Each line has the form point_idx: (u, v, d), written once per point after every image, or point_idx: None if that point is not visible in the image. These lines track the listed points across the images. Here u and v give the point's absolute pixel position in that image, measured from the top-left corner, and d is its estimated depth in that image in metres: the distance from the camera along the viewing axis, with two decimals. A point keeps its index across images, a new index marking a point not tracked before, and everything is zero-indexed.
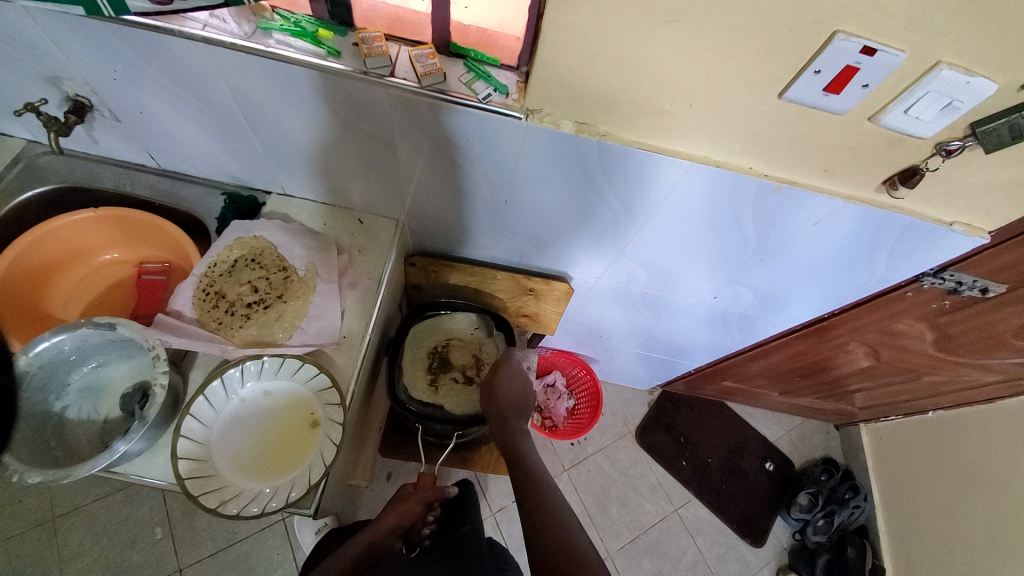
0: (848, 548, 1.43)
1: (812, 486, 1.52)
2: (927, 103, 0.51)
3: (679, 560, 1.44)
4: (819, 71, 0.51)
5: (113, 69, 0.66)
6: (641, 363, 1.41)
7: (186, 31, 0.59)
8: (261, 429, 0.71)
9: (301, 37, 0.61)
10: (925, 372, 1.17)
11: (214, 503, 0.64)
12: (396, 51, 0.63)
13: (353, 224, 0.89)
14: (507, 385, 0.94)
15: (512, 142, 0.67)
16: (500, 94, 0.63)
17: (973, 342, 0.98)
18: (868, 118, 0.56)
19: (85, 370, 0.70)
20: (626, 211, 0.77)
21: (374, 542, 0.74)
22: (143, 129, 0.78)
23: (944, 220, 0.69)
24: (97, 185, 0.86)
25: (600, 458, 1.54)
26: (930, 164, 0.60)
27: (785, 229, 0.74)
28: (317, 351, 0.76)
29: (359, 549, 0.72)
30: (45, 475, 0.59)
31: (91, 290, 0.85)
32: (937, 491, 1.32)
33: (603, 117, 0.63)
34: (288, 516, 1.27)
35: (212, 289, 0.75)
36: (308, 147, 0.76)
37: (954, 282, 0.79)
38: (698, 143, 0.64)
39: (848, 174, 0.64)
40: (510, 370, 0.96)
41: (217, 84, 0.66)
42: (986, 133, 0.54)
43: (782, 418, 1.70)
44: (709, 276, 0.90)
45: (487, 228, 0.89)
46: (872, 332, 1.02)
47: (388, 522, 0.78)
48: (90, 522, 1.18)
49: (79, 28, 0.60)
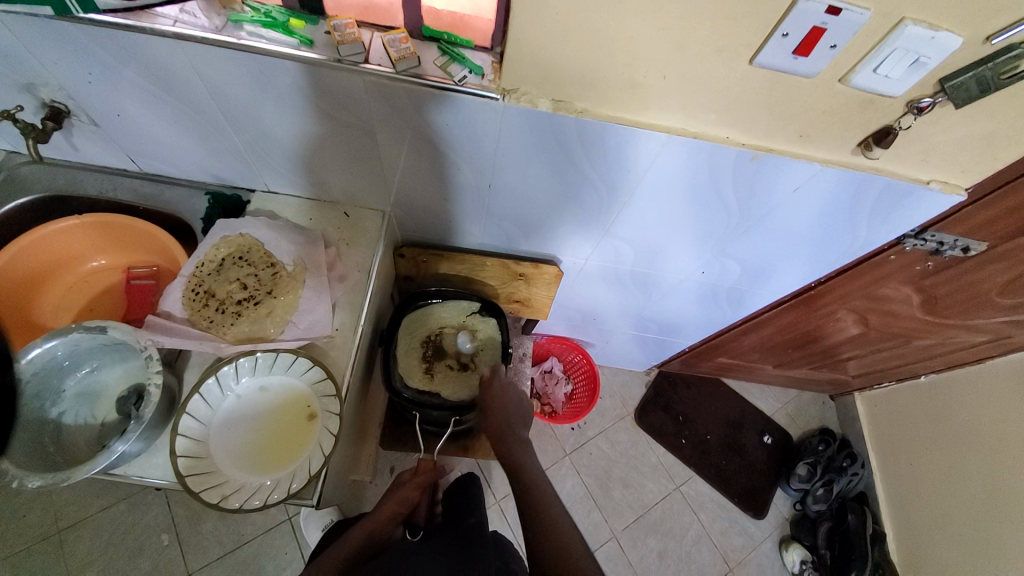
0: (849, 516, 1.44)
1: (810, 456, 1.53)
2: (894, 61, 0.52)
3: (684, 535, 1.46)
4: (787, 34, 0.51)
5: (86, 72, 0.66)
6: (636, 343, 1.42)
7: (156, 27, 0.58)
8: (260, 423, 0.72)
9: (272, 27, 0.60)
10: (914, 336, 1.18)
11: (215, 498, 0.65)
12: (370, 38, 0.63)
13: (340, 218, 0.89)
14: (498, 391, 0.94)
15: (491, 124, 0.68)
16: (475, 76, 0.63)
17: (959, 303, 1.00)
18: (839, 79, 0.57)
19: (79, 375, 0.71)
20: (610, 189, 0.77)
21: (373, 532, 0.76)
22: (122, 132, 0.78)
23: (921, 179, 0.70)
24: (80, 193, 0.86)
25: (600, 441, 1.55)
26: (903, 123, 0.61)
27: (767, 198, 0.75)
28: (310, 344, 0.77)
29: (359, 537, 0.74)
30: (45, 479, 0.60)
31: (80, 298, 0.85)
32: (932, 452, 1.35)
33: (580, 93, 0.63)
34: (293, 515, 1.27)
35: (201, 289, 0.75)
36: (288, 141, 0.76)
37: (936, 243, 0.81)
38: (674, 115, 0.64)
39: (824, 139, 0.65)
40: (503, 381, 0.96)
41: (191, 81, 0.66)
42: (954, 87, 0.55)
43: (778, 392, 1.72)
44: (695, 250, 0.91)
45: (473, 214, 0.90)
46: (860, 298, 1.03)
47: (387, 510, 0.80)
48: (95, 533, 1.18)
49: (48, 31, 0.60)
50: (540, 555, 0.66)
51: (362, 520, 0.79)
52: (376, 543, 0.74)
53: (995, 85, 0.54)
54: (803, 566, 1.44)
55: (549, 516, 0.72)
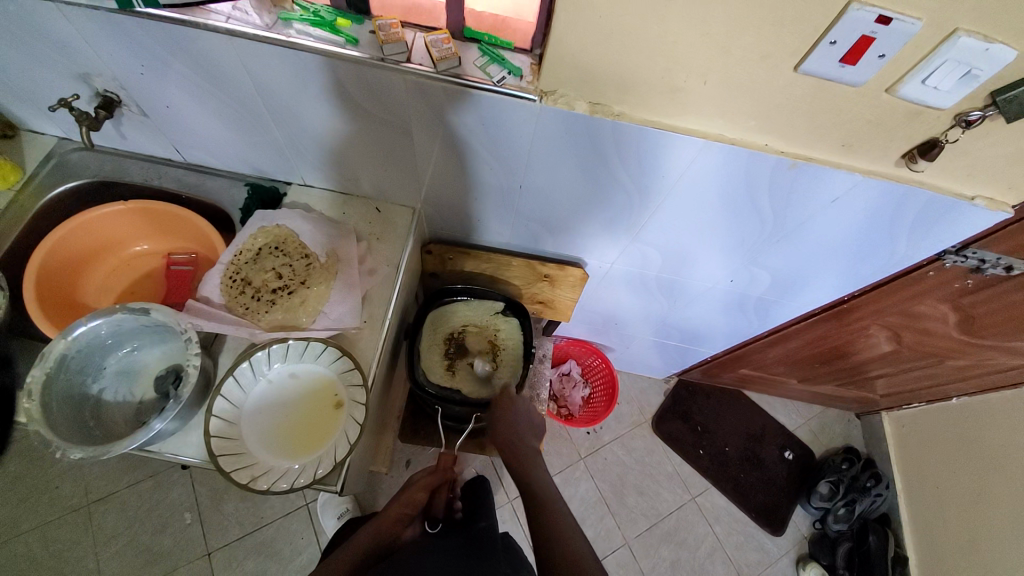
0: (870, 536, 1.43)
1: (832, 475, 1.48)
2: (945, 72, 0.51)
3: (697, 547, 1.44)
4: (834, 43, 0.50)
5: (141, 64, 0.69)
6: (657, 350, 1.41)
7: (211, 23, 0.61)
8: (289, 409, 0.73)
9: (320, 26, 0.62)
10: (949, 356, 1.15)
11: (245, 478, 0.67)
12: (413, 38, 0.65)
13: (372, 213, 0.91)
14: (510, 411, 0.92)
15: (527, 125, 0.68)
16: (514, 77, 0.64)
17: (998, 323, 0.96)
18: (886, 89, 0.56)
19: (121, 354, 0.74)
20: (641, 192, 0.77)
21: (381, 535, 0.75)
22: (169, 122, 0.81)
23: (965, 194, 0.68)
24: (127, 179, 0.89)
25: (616, 446, 1.54)
26: (949, 137, 0.59)
27: (802, 208, 0.74)
28: (339, 334, 0.78)
29: (368, 542, 0.73)
30: (86, 451, 0.62)
31: (122, 280, 0.89)
32: (962, 478, 1.30)
33: (617, 97, 0.63)
34: (311, 502, 1.30)
35: (238, 276, 0.78)
36: (326, 136, 0.78)
37: (976, 261, 0.78)
38: (712, 121, 0.64)
39: (865, 149, 0.64)
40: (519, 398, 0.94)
41: (239, 76, 0.68)
42: (1006, 101, 0.53)
43: (801, 407, 1.69)
44: (724, 259, 0.90)
45: (502, 214, 0.91)
46: (894, 315, 1.00)
47: (392, 513, 0.78)
48: (122, 508, 1.22)
49: (109, 24, 0.63)
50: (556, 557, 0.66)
51: (374, 519, 0.78)
52: (385, 547, 0.74)
53: None
54: None
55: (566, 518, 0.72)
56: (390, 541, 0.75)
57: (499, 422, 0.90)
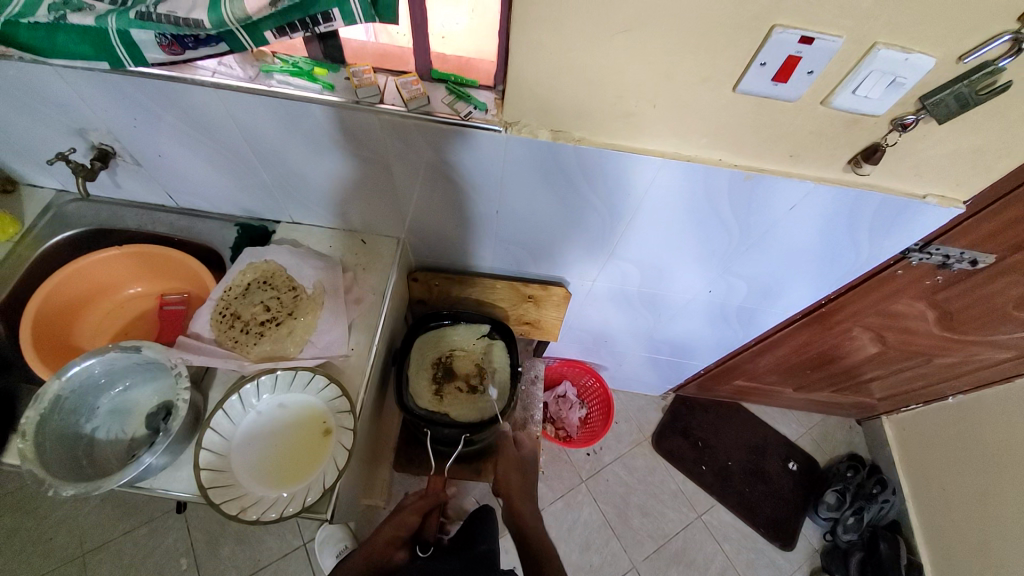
0: (881, 544, 1.38)
1: (838, 483, 1.47)
2: (872, 82, 0.55)
3: (707, 567, 1.41)
4: (765, 64, 0.55)
5: (133, 117, 0.74)
6: (650, 366, 1.42)
7: (197, 78, 0.66)
8: (278, 440, 0.75)
9: (299, 75, 0.67)
10: (935, 354, 1.16)
11: (235, 510, 0.67)
12: (384, 81, 0.69)
13: (357, 245, 0.94)
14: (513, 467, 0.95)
15: (496, 153, 0.72)
16: (480, 111, 0.68)
17: (976, 318, 0.98)
18: (821, 102, 0.60)
19: (114, 393, 0.76)
20: (611, 211, 0.80)
21: (373, 559, 0.74)
22: (161, 170, 0.85)
23: (916, 194, 0.72)
24: (122, 226, 0.94)
25: (617, 467, 1.53)
26: (890, 140, 0.63)
27: (765, 217, 0.78)
28: (327, 362, 0.80)
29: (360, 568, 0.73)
30: (78, 488, 0.64)
31: (116, 322, 0.92)
32: (966, 479, 1.29)
33: (577, 124, 0.67)
34: (309, 541, 1.28)
35: (228, 311, 0.81)
36: (308, 175, 0.82)
37: (941, 256, 0.81)
38: (667, 140, 0.68)
39: (813, 158, 0.68)
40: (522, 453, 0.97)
41: (225, 124, 0.73)
42: (934, 104, 0.57)
43: (801, 416, 1.68)
44: (700, 270, 0.93)
45: (482, 240, 0.94)
46: (873, 315, 1.02)
47: (384, 536, 0.78)
48: (118, 557, 1.21)
49: (104, 84, 0.68)
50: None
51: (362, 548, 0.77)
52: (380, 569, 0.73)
53: (974, 100, 0.56)
54: None
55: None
56: (382, 565, 0.74)
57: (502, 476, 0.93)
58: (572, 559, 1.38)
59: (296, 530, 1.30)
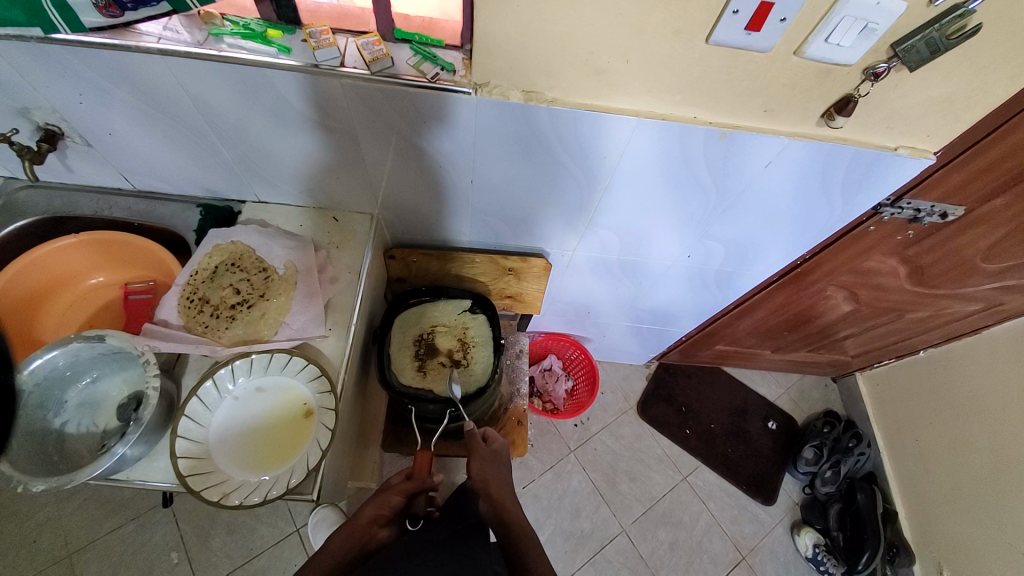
0: (858, 495, 1.44)
1: (815, 439, 1.52)
2: (844, 30, 0.54)
3: (694, 525, 1.45)
4: (737, 11, 0.53)
5: (79, 94, 0.69)
6: (633, 336, 1.43)
7: (142, 45, 0.61)
8: (258, 424, 0.73)
9: (252, 38, 0.63)
10: (907, 309, 1.19)
11: (216, 496, 0.66)
12: (344, 43, 0.66)
13: (330, 222, 0.91)
14: (488, 466, 0.87)
15: (466, 120, 0.70)
16: (448, 72, 0.65)
17: (945, 272, 1.01)
18: (794, 52, 0.59)
19: (81, 386, 0.73)
20: (588, 176, 0.79)
21: (354, 540, 0.71)
22: (114, 150, 0.81)
23: (888, 146, 0.72)
24: (77, 213, 0.89)
25: (604, 435, 1.55)
26: (862, 91, 0.63)
27: (741, 176, 0.77)
28: (303, 343, 0.78)
29: (344, 549, 0.70)
30: (49, 482, 0.62)
31: (80, 314, 0.87)
32: (938, 427, 1.34)
33: (549, 83, 0.65)
34: (301, 526, 1.28)
35: (196, 295, 0.78)
36: (272, 151, 0.78)
37: (913, 210, 0.82)
38: (641, 99, 0.67)
39: (786, 113, 0.67)
40: (489, 441, 0.91)
41: (178, 97, 0.69)
42: (905, 51, 0.57)
43: (780, 377, 1.73)
44: (679, 234, 0.93)
45: (459, 213, 0.92)
46: (847, 273, 1.04)
47: (367, 515, 0.74)
48: (105, 554, 1.18)
49: (41, 56, 0.63)
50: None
51: (348, 521, 0.74)
52: (361, 550, 0.70)
53: (944, 46, 0.55)
54: (816, 550, 1.41)
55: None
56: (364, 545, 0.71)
57: (479, 471, 0.85)
58: (563, 526, 1.40)
59: (287, 517, 1.29)
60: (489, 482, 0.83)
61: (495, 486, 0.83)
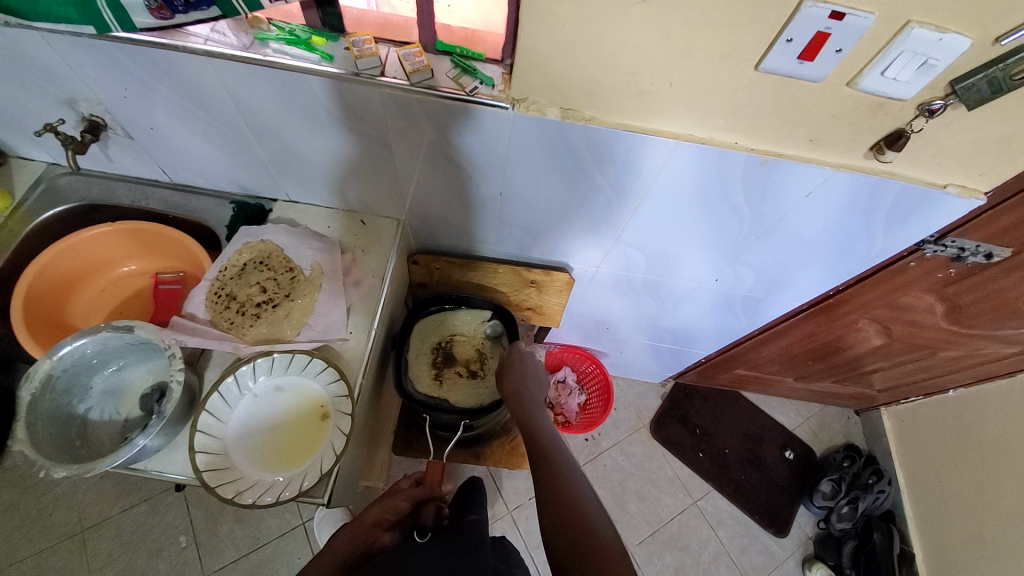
0: (874, 534, 1.40)
1: (834, 473, 1.47)
2: (902, 64, 0.52)
3: (701, 552, 1.42)
4: (791, 40, 0.52)
5: (125, 88, 0.71)
6: (650, 353, 1.41)
7: (189, 45, 0.62)
8: (275, 424, 0.73)
9: (295, 44, 0.64)
10: (940, 348, 1.14)
11: (230, 493, 0.67)
12: (386, 52, 0.66)
13: (357, 225, 0.92)
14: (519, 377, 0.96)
15: (502, 133, 0.69)
16: (486, 86, 0.65)
17: (985, 313, 0.97)
18: (846, 83, 0.57)
19: (107, 373, 0.75)
20: (619, 194, 0.78)
21: (357, 542, 0.69)
22: (154, 144, 0.82)
23: (937, 183, 0.69)
24: (114, 202, 0.91)
25: (615, 452, 1.53)
26: (915, 126, 0.60)
27: (779, 204, 0.75)
28: (324, 346, 0.79)
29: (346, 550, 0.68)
30: (71, 469, 0.63)
31: (110, 300, 0.90)
32: (962, 470, 1.29)
33: (588, 102, 0.64)
34: (307, 520, 1.29)
35: (223, 292, 0.79)
36: (308, 154, 0.79)
37: (957, 249, 0.79)
38: (683, 121, 0.65)
39: (832, 143, 0.65)
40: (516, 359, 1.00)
41: (219, 97, 0.70)
42: (965, 89, 0.54)
43: (800, 406, 1.68)
44: (708, 257, 0.91)
45: (486, 223, 0.91)
46: (881, 307, 1.00)
47: (369, 519, 0.74)
48: (117, 533, 1.21)
49: (91, 50, 0.64)
50: (570, 532, 0.63)
51: (350, 524, 0.73)
52: (363, 552, 0.69)
53: (1007, 86, 0.53)
54: None
55: (583, 502, 0.67)
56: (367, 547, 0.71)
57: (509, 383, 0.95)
58: None
59: (294, 510, 1.30)
60: (518, 391, 0.93)
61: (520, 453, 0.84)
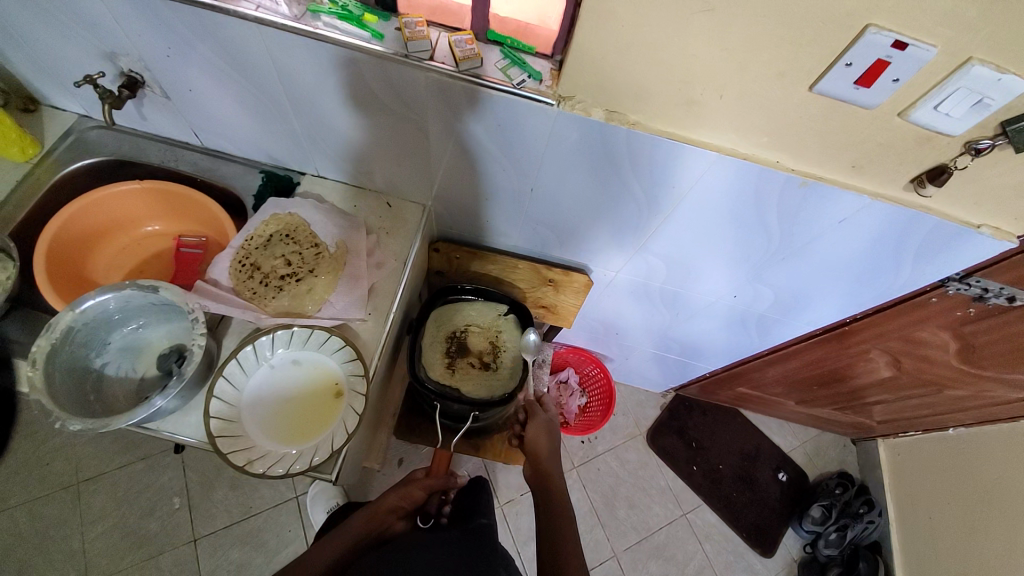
0: (860, 564, 1.41)
1: (825, 499, 1.48)
2: (957, 100, 0.52)
3: (686, 564, 1.43)
4: (850, 64, 0.52)
5: (168, 47, 0.70)
6: (656, 363, 1.41)
7: (241, 10, 0.62)
8: (289, 396, 0.74)
9: (347, 20, 0.63)
10: (947, 385, 1.14)
11: (241, 461, 0.67)
12: (437, 36, 0.66)
13: (383, 207, 0.92)
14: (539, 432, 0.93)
15: (543, 129, 0.69)
16: (534, 80, 0.65)
17: (997, 355, 0.96)
18: (898, 113, 0.57)
19: (126, 330, 0.75)
20: (650, 201, 0.78)
21: (371, 525, 0.72)
22: (190, 105, 0.82)
23: (970, 222, 0.69)
24: (143, 160, 0.91)
25: (610, 457, 1.54)
26: (959, 163, 0.60)
27: (810, 226, 0.75)
28: (343, 324, 0.79)
29: (359, 531, 0.72)
30: (86, 423, 0.63)
31: (132, 258, 0.90)
32: (953, 510, 1.29)
33: (634, 106, 0.64)
34: (300, 494, 1.30)
35: (248, 261, 0.79)
36: (344, 131, 0.79)
37: (979, 289, 0.78)
38: (726, 135, 0.65)
39: (874, 171, 0.65)
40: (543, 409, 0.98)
41: (263, 65, 0.70)
42: (1017, 131, 0.54)
43: (797, 429, 1.68)
44: (729, 273, 0.91)
45: (511, 217, 0.92)
46: (895, 340, 1.00)
47: (388, 503, 0.75)
48: (112, 488, 1.21)
49: (143, 6, 0.64)
50: None
51: (367, 506, 0.75)
52: (374, 538, 0.71)
53: None
54: None
55: None
56: (378, 533, 0.73)
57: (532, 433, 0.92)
58: None
59: (288, 483, 1.30)
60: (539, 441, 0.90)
61: (547, 458, 0.88)
